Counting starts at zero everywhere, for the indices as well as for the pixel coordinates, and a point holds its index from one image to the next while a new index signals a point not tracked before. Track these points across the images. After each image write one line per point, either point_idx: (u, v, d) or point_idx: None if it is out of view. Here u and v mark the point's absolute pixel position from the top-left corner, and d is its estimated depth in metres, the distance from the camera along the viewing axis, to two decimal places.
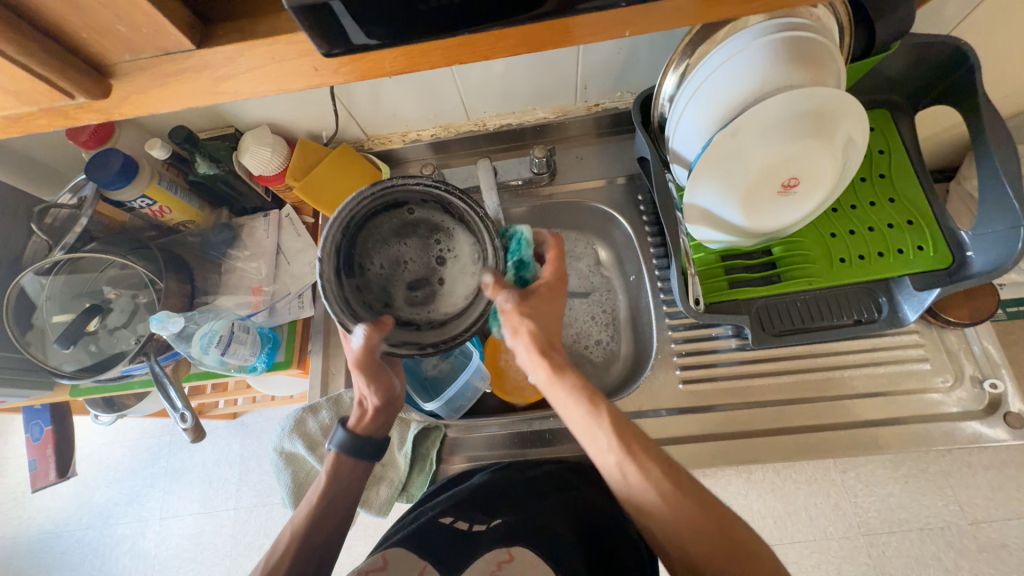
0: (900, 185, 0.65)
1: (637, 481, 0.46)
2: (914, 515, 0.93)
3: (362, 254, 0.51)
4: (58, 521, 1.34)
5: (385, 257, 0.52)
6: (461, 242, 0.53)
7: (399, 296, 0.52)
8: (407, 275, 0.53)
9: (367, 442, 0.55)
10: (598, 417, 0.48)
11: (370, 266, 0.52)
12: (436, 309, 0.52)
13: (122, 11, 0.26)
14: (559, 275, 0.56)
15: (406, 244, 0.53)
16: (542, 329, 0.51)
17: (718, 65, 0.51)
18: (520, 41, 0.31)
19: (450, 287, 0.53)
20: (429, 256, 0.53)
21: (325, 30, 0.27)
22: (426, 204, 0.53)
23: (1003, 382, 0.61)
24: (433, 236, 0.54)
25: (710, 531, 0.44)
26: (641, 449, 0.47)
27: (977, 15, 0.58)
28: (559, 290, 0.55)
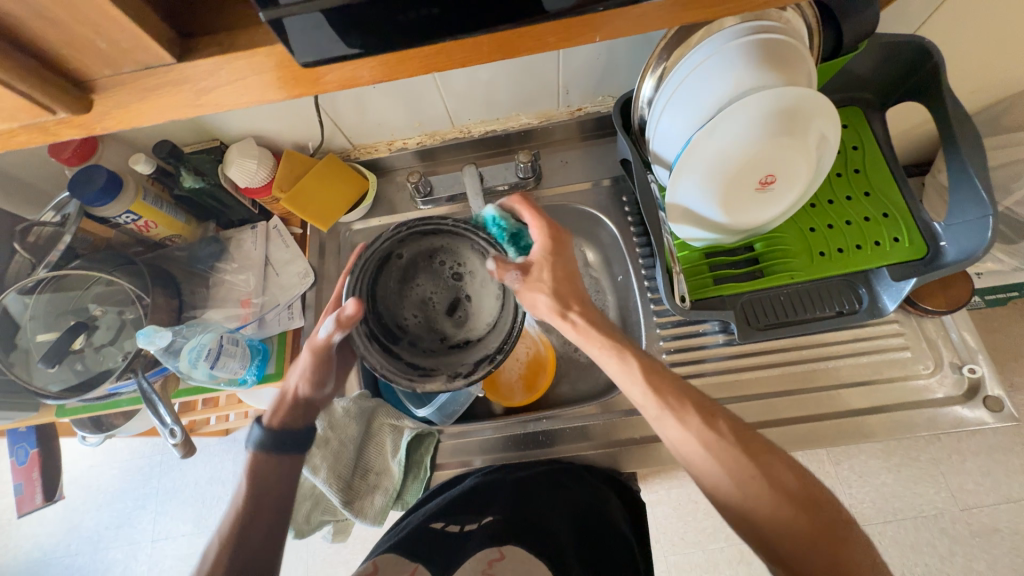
0: (875, 179, 0.67)
1: (682, 433, 0.50)
2: (907, 504, 0.95)
3: (391, 316, 0.53)
4: (46, 547, 1.31)
5: (411, 304, 0.54)
6: (465, 247, 0.55)
7: (446, 328, 0.53)
8: (440, 306, 0.54)
9: (282, 434, 0.59)
10: (627, 364, 0.54)
11: (403, 320, 0.53)
12: (478, 320, 0.53)
13: (101, 27, 0.26)
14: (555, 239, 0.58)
15: (422, 282, 0.55)
16: (556, 294, 0.56)
17: (693, 67, 0.53)
18: (495, 47, 0.32)
19: (482, 290, 0.54)
20: (447, 277, 0.55)
21: (304, 42, 0.28)
22: (416, 244, 0.55)
23: (981, 367, 0.63)
24: (440, 261, 0.55)
25: (758, 473, 0.47)
26: (677, 397, 0.51)
27: (939, 15, 0.60)
28: (561, 250, 0.58)
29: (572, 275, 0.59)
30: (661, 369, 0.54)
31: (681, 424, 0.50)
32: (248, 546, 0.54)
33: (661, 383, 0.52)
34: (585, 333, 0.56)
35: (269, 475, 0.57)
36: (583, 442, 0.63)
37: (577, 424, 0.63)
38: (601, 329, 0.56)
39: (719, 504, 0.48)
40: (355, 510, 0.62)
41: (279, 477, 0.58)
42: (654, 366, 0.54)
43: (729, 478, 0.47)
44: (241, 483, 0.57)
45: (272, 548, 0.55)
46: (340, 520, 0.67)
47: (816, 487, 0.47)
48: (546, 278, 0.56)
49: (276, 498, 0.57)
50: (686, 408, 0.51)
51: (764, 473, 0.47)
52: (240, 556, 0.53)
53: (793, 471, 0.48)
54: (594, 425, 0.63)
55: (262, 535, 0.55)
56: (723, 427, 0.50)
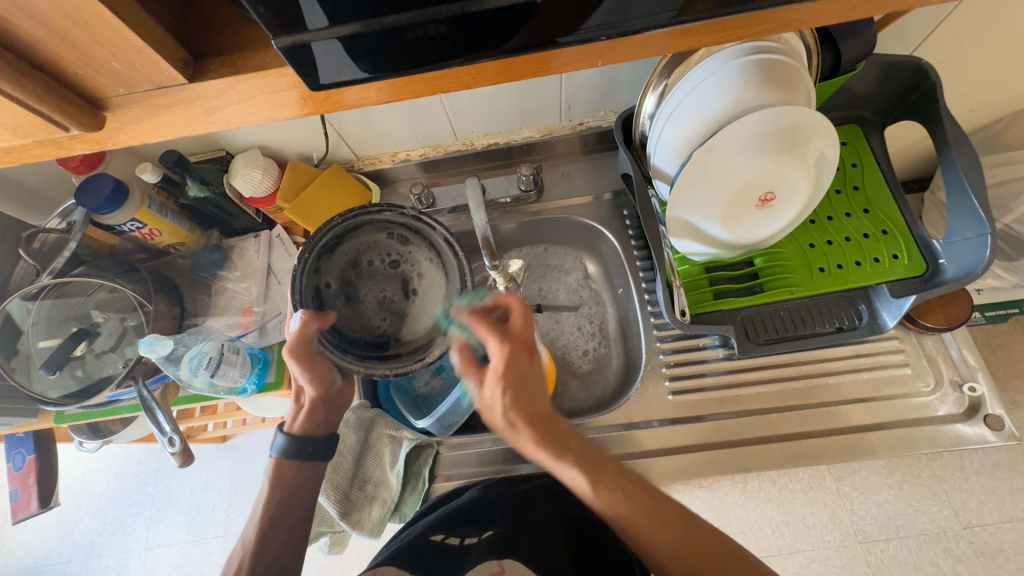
0: (874, 197, 0.67)
1: (630, 528, 0.48)
2: (910, 521, 0.94)
3: (365, 333, 0.58)
4: (38, 554, 1.29)
5: (373, 311, 0.59)
6: (379, 239, 0.60)
7: (414, 308, 0.59)
8: (396, 296, 0.59)
9: (306, 442, 0.59)
10: (576, 477, 0.49)
11: (378, 328, 0.58)
12: (430, 285, 0.59)
13: (118, 50, 0.27)
14: (522, 339, 0.52)
15: (365, 290, 0.59)
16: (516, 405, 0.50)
17: (693, 85, 0.54)
18: (500, 71, 0.32)
19: (416, 258, 0.60)
20: (382, 271, 0.60)
21: (315, 65, 0.28)
22: (336, 269, 0.58)
23: (981, 385, 0.63)
24: (366, 264, 0.59)
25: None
26: (629, 505, 0.48)
27: (936, 38, 0.61)
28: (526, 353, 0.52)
29: (534, 392, 0.52)
30: (612, 471, 0.50)
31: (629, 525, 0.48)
32: (269, 565, 0.54)
33: (612, 489, 0.49)
34: (534, 452, 0.52)
35: (292, 480, 0.58)
36: None
37: None
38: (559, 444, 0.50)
39: None
40: (353, 522, 0.62)
41: (299, 499, 0.58)
42: (603, 464, 0.51)
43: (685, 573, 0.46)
44: (262, 489, 0.57)
45: (293, 551, 0.56)
46: (337, 532, 0.67)
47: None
48: (499, 401, 0.51)
49: (297, 503, 0.58)
50: (638, 510, 0.48)
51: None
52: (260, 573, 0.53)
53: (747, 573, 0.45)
54: (593, 438, 0.65)
55: (280, 553, 0.55)
56: (674, 528, 0.47)
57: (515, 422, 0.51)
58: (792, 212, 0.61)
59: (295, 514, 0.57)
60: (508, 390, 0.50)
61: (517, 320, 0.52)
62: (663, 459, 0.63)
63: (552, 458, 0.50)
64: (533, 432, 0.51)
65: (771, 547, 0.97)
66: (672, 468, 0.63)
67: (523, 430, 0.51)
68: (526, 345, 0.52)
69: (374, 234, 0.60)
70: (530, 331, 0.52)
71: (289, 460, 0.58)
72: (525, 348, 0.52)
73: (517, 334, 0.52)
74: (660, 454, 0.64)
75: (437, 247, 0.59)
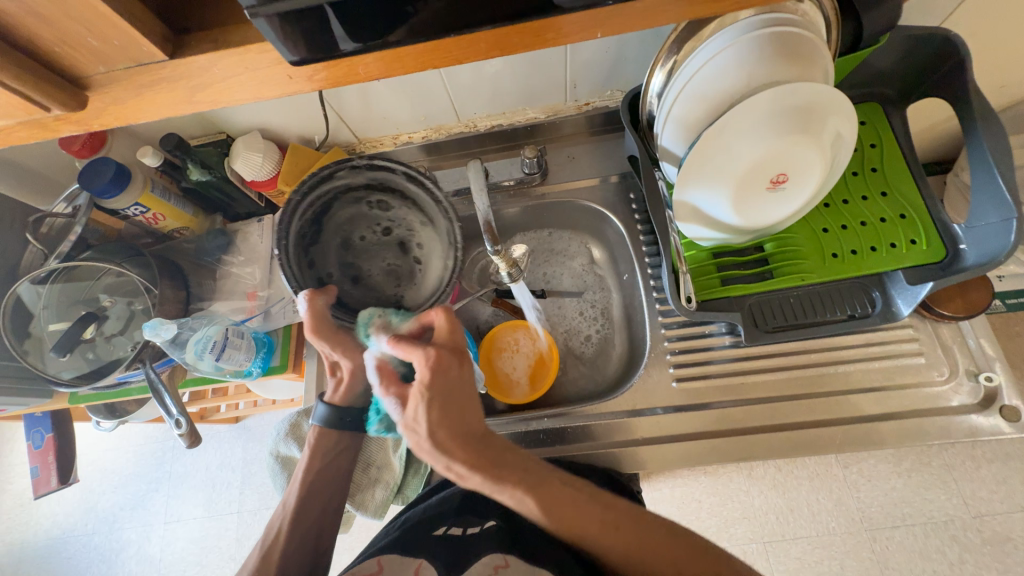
0: (894, 179, 0.64)
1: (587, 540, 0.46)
2: (917, 509, 0.93)
3: (383, 302, 0.61)
4: (64, 527, 1.35)
5: (383, 279, 0.61)
6: (359, 210, 0.59)
7: (418, 264, 0.61)
8: (398, 259, 0.61)
9: (347, 411, 0.60)
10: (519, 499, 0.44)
11: (393, 294, 0.61)
12: (421, 237, 0.60)
13: (94, 24, 0.26)
14: (452, 345, 0.48)
15: (367, 265, 0.61)
16: (444, 417, 0.44)
17: (702, 63, 0.51)
18: (494, 44, 0.31)
19: (398, 215, 0.60)
20: (377, 241, 0.61)
21: (300, 40, 0.27)
22: (329, 255, 0.59)
23: (998, 375, 0.61)
24: (356, 240, 0.60)
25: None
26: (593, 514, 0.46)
27: (968, 7, 0.57)
28: (453, 360, 0.47)
29: (469, 405, 0.46)
30: (553, 481, 0.46)
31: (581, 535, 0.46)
32: (309, 532, 0.56)
33: (558, 505, 0.45)
34: (471, 481, 0.44)
35: (331, 450, 0.60)
36: (584, 442, 0.65)
37: (577, 424, 0.65)
38: (502, 467, 0.44)
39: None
40: (357, 502, 0.64)
41: (335, 470, 0.60)
42: (547, 480, 0.46)
43: None
44: (303, 458, 0.58)
45: (327, 522, 0.58)
46: (342, 512, 0.67)
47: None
48: (420, 416, 0.44)
49: (335, 474, 0.60)
50: (586, 517, 0.46)
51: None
52: (300, 538, 0.55)
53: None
54: (595, 425, 0.65)
55: (318, 520, 0.57)
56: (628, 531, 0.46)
57: (443, 442, 0.43)
58: (812, 183, 0.57)
59: (331, 481, 0.60)
60: (433, 399, 0.44)
61: (441, 331, 0.49)
62: (665, 447, 0.63)
63: (492, 482, 0.43)
64: (465, 456, 0.43)
65: (775, 532, 0.97)
66: (674, 455, 0.62)
67: (455, 454, 0.43)
68: (455, 351, 0.48)
69: (346, 207, 0.58)
70: (457, 338, 0.49)
71: (330, 427, 0.60)
72: (454, 354, 0.48)
73: (446, 339, 0.48)
74: (663, 441, 0.63)
75: (413, 196, 0.59)
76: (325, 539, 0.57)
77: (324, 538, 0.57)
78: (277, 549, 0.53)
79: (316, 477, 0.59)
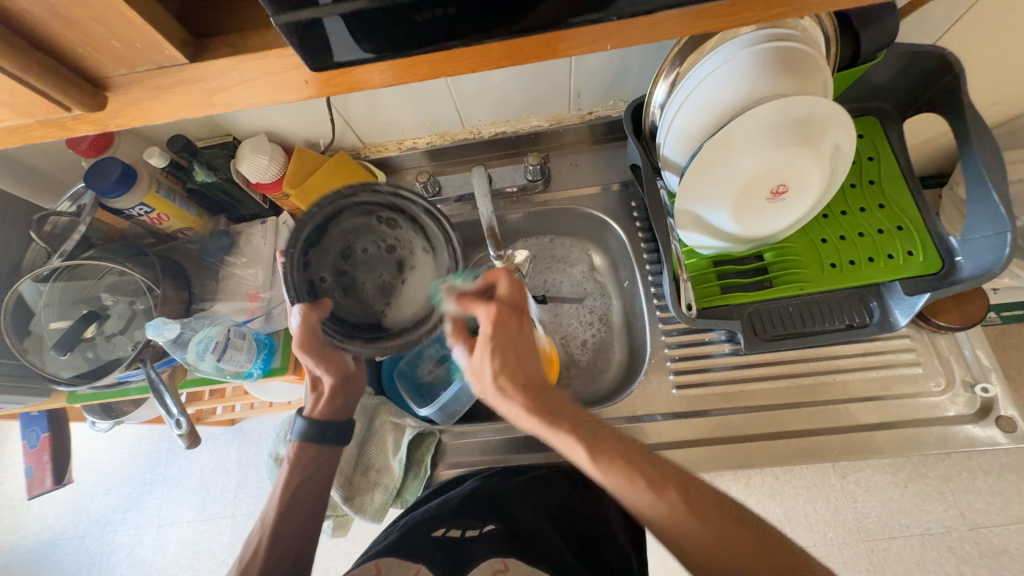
0: (890, 192, 0.65)
1: (635, 503, 0.46)
2: (915, 520, 0.93)
3: (367, 317, 0.57)
4: (55, 529, 1.34)
5: (374, 296, 0.58)
6: (368, 223, 0.58)
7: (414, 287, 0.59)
8: (394, 279, 0.58)
9: (329, 425, 0.60)
10: (565, 442, 0.50)
11: (380, 312, 0.57)
12: (428, 263, 0.59)
13: (117, 27, 0.26)
14: (512, 303, 0.57)
15: (359, 276, 0.57)
16: (504, 365, 0.54)
17: (704, 75, 0.52)
18: (505, 54, 0.31)
19: (408, 238, 0.59)
20: (378, 256, 0.58)
21: (317, 48, 0.28)
22: (323, 259, 0.56)
23: (994, 386, 0.61)
24: (354, 250, 0.57)
25: (724, 544, 0.42)
26: (648, 475, 0.47)
27: (962, 26, 0.59)
28: (513, 317, 0.57)
29: (528, 357, 0.56)
30: (600, 432, 0.51)
31: (632, 496, 0.46)
32: (286, 551, 0.54)
33: (609, 458, 0.48)
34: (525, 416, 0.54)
35: (311, 464, 0.59)
36: None
37: None
38: (553, 406, 0.53)
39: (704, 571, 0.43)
40: (355, 506, 0.63)
41: (315, 485, 0.59)
42: (595, 429, 0.51)
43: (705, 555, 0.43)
44: (282, 471, 0.58)
45: (306, 542, 0.56)
46: (339, 515, 0.67)
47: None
48: (486, 362, 0.55)
49: (315, 489, 0.58)
50: (632, 473, 0.47)
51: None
52: (276, 556, 0.54)
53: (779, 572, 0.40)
54: None
55: (297, 540, 0.56)
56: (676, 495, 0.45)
57: (505, 383, 0.54)
58: (808, 197, 0.59)
59: (311, 497, 0.58)
60: (497, 348, 0.55)
61: (503, 291, 0.58)
62: (665, 453, 0.63)
63: (543, 420, 0.52)
64: (522, 395, 0.53)
65: None
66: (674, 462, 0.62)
67: (513, 392, 0.54)
68: (518, 311, 0.57)
69: (353, 216, 0.57)
70: (518, 298, 0.58)
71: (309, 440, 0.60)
72: (514, 312, 0.57)
73: (511, 299, 0.58)
74: (663, 448, 0.64)
75: (426, 223, 0.59)
76: (305, 561, 0.55)
77: (302, 558, 0.55)
78: (252, 568, 0.53)
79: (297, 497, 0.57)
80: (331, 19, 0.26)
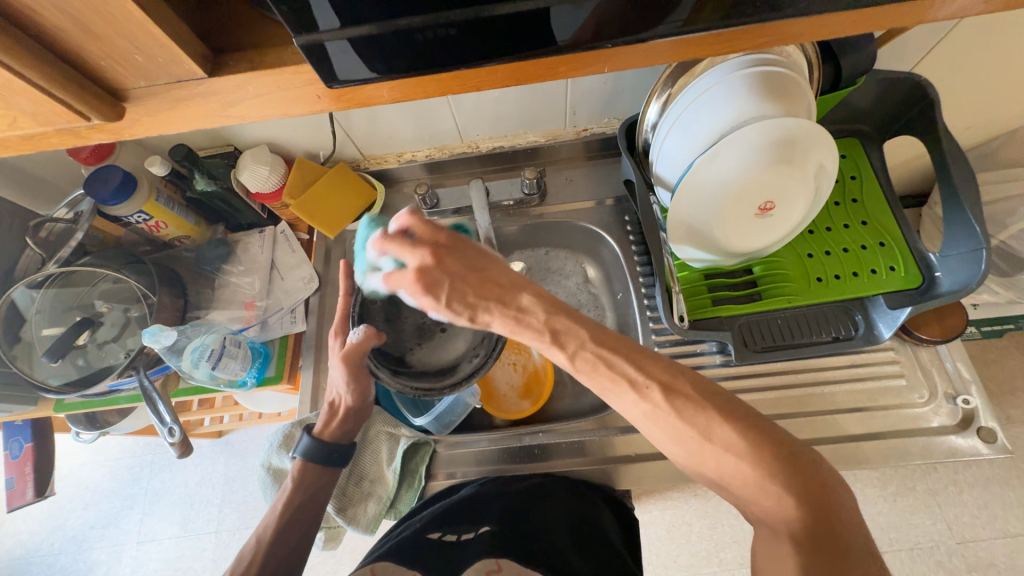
0: (872, 209, 0.68)
1: (620, 405, 0.46)
2: (903, 534, 0.94)
3: (399, 351, 0.61)
4: (29, 546, 1.29)
5: (410, 333, 0.63)
6: None
7: (447, 338, 0.63)
8: (433, 323, 0.64)
9: (333, 448, 0.60)
10: (557, 354, 0.47)
11: (411, 349, 0.62)
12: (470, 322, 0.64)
13: (141, 43, 0.28)
14: (434, 242, 0.48)
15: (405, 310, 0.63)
16: (466, 299, 0.48)
17: (694, 97, 0.55)
18: (509, 74, 0.33)
19: None
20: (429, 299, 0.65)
21: (330, 66, 0.30)
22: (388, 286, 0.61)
23: (974, 398, 0.63)
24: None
25: (711, 448, 0.42)
26: (627, 376, 0.45)
27: (935, 55, 0.62)
28: (442, 251, 0.48)
29: (485, 273, 0.49)
30: (586, 326, 0.47)
31: (618, 396, 0.46)
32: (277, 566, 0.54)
33: (590, 361, 0.46)
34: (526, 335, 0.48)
35: (313, 484, 0.59)
36: (578, 458, 0.64)
37: (572, 439, 0.64)
38: (541, 314, 0.47)
39: (696, 471, 0.44)
40: (348, 517, 0.63)
41: (313, 507, 0.58)
42: (579, 332, 0.47)
43: (691, 462, 0.43)
44: (285, 487, 0.58)
45: (298, 561, 0.56)
46: (332, 528, 0.66)
47: (839, 527, 0.37)
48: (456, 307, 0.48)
49: (314, 510, 0.58)
50: (615, 374, 0.45)
51: (744, 489, 0.41)
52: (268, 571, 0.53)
53: (798, 491, 0.39)
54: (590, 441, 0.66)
55: (289, 556, 0.55)
56: (656, 394, 0.44)
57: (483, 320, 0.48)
58: (793, 215, 0.61)
59: (309, 517, 0.58)
60: (450, 289, 0.47)
61: (415, 233, 0.48)
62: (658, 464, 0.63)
63: (537, 336, 0.47)
64: (505, 317, 0.48)
65: None
66: (669, 473, 0.63)
67: (496, 319, 0.48)
68: (439, 245, 0.48)
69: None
70: (435, 229, 0.49)
71: (314, 462, 0.59)
72: (439, 248, 0.48)
73: (425, 239, 0.48)
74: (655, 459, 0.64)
75: None
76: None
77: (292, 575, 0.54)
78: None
79: (298, 514, 0.57)
80: (331, 43, 0.28)
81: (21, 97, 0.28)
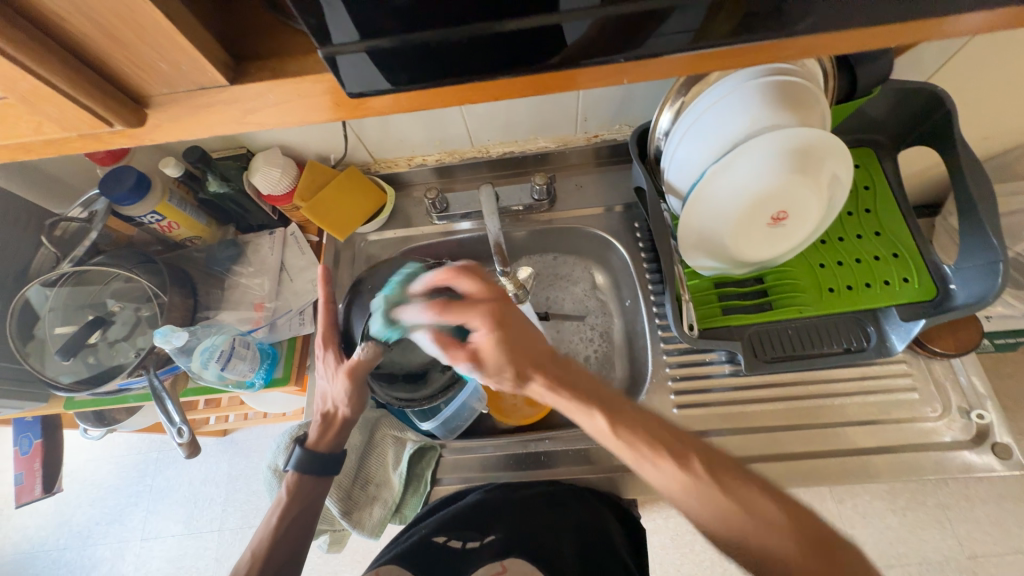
0: (885, 219, 0.67)
1: (652, 476, 0.46)
2: (912, 549, 0.93)
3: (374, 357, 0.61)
4: (34, 541, 1.30)
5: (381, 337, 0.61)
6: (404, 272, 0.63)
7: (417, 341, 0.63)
8: None
9: (331, 459, 0.59)
10: (596, 422, 0.47)
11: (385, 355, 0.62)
12: None
13: (166, 51, 0.28)
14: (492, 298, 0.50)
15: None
16: (518, 359, 0.49)
17: (708, 105, 0.55)
18: (527, 85, 0.33)
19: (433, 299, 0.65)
20: None
21: (350, 76, 0.30)
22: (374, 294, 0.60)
23: (989, 413, 0.62)
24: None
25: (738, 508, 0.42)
26: (648, 441, 0.45)
27: (952, 66, 0.62)
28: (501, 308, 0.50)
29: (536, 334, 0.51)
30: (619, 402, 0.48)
31: (655, 470, 0.45)
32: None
33: (628, 429, 0.46)
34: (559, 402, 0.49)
35: (307, 497, 0.58)
36: (583, 466, 0.62)
37: (577, 447, 0.62)
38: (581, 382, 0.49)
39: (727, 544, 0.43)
40: (353, 520, 0.62)
41: (307, 520, 0.57)
42: (614, 402, 0.48)
43: (721, 529, 0.43)
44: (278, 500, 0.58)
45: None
46: (337, 530, 0.66)
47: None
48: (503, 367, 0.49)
49: (307, 524, 0.57)
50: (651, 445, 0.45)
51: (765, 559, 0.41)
52: None
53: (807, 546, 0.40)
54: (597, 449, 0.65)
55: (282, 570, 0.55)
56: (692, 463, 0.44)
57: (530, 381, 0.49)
58: (805, 226, 0.61)
59: (303, 530, 0.57)
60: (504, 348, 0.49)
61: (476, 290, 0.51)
62: None
63: (578, 398, 0.48)
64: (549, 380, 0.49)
65: None
66: None
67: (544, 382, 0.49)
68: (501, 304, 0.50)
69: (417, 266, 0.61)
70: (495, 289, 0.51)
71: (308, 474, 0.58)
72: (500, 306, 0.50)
73: (487, 298, 0.50)
74: None
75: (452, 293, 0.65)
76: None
77: None
78: None
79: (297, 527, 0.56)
80: (343, 56, 0.28)
81: (47, 104, 0.29)
